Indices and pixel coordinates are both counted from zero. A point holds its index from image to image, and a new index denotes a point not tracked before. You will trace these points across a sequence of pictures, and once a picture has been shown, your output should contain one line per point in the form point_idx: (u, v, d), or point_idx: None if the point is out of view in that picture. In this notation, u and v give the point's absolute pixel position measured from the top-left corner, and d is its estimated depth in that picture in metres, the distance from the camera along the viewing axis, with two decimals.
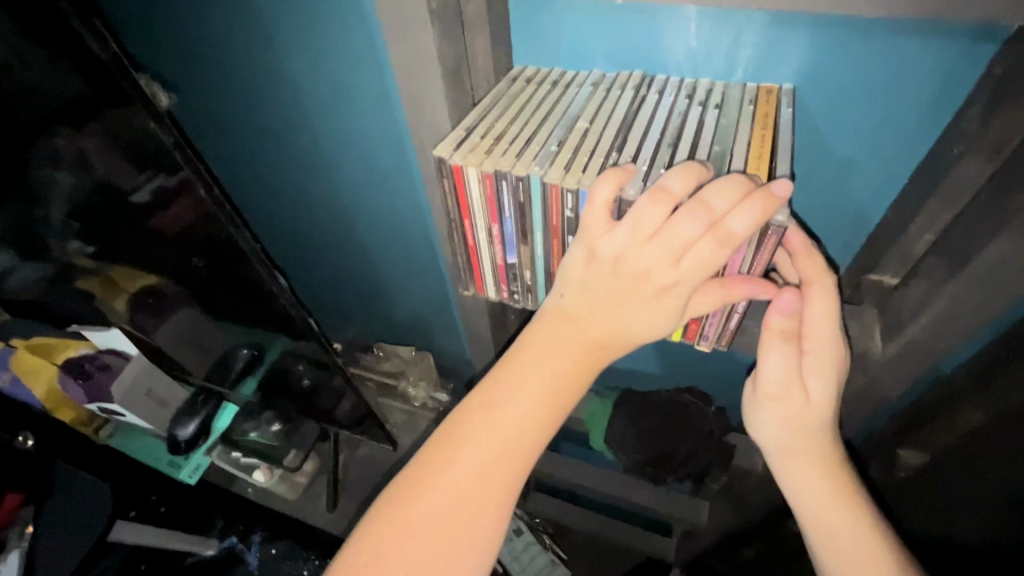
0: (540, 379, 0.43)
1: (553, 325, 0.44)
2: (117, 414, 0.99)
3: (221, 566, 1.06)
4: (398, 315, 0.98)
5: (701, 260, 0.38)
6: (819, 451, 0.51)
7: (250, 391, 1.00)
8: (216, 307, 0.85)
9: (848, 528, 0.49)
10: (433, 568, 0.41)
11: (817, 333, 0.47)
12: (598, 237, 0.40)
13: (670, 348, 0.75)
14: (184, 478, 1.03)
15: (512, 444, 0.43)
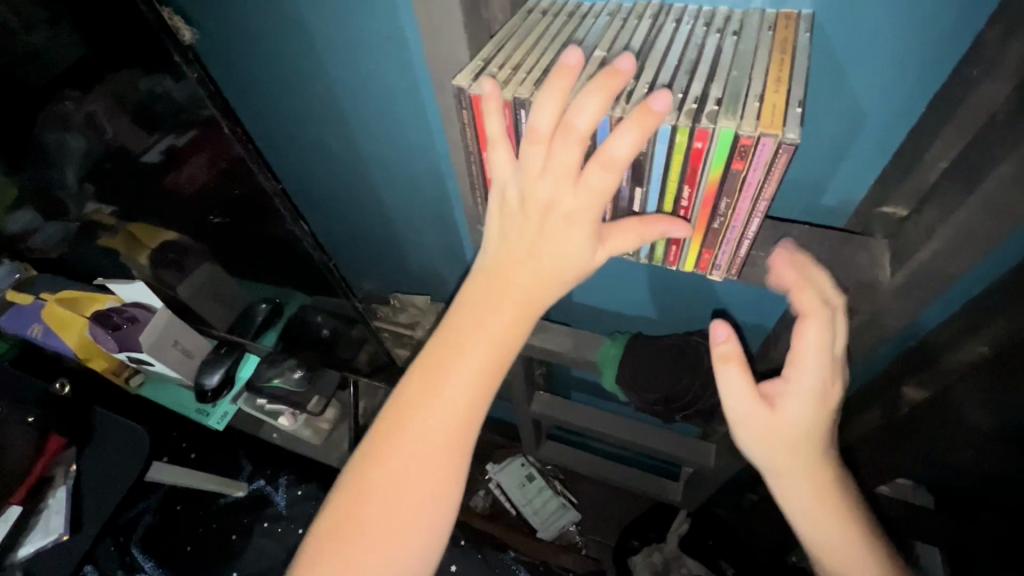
0: (471, 370, 0.49)
1: (478, 287, 0.50)
2: (145, 364, 1.03)
3: (250, 506, 1.14)
4: (414, 266, 1.00)
5: (593, 186, 0.41)
6: (798, 470, 0.50)
7: (270, 343, 1.02)
8: (234, 262, 0.87)
9: (834, 532, 0.51)
10: (404, 509, 0.48)
11: (806, 362, 0.49)
12: (530, 183, 0.44)
13: (685, 292, 0.76)
14: (212, 425, 1.07)
15: (449, 426, 0.49)
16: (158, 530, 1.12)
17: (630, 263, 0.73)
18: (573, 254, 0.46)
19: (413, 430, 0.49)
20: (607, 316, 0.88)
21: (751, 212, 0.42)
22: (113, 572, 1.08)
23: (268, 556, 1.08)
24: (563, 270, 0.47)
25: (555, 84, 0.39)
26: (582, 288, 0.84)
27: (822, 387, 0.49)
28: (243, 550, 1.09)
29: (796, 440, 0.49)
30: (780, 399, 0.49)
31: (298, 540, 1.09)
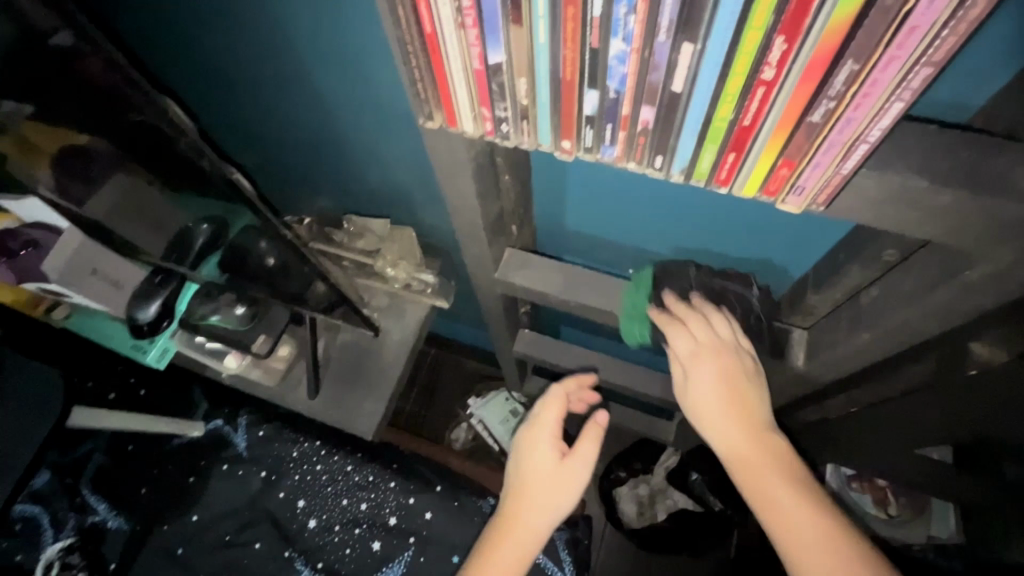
0: (539, 521, 0.65)
1: (523, 473, 0.69)
2: (62, 295, 0.90)
3: (208, 447, 1.04)
4: (372, 183, 0.80)
5: (548, 415, 0.71)
6: (730, 450, 0.57)
7: (212, 271, 0.87)
8: (161, 171, 0.70)
9: (785, 509, 0.52)
10: None
11: (688, 353, 0.58)
12: (519, 451, 0.71)
13: (707, 221, 0.60)
14: (151, 363, 0.94)
15: (523, 549, 0.64)
16: (110, 472, 1.03)
17: (640, 183, 0.56)
18: (563, 469, 0.68)
19: (492, 562, 0.64)
20: (607, 245, 0.72)
21: (890, 92, 0.26)
22: (63, 514, 1.00)
23: (229, 499, 1.00)
24: (577, 464, 0.68)
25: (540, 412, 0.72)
26: (577, 213, 0.67)
27: (726, 365, 0.58)
28: (202, 493, 1.00)
29: (713, 405, 0.58)
30: (694, 372, 0.59)
31: (260, 483, 1.00)
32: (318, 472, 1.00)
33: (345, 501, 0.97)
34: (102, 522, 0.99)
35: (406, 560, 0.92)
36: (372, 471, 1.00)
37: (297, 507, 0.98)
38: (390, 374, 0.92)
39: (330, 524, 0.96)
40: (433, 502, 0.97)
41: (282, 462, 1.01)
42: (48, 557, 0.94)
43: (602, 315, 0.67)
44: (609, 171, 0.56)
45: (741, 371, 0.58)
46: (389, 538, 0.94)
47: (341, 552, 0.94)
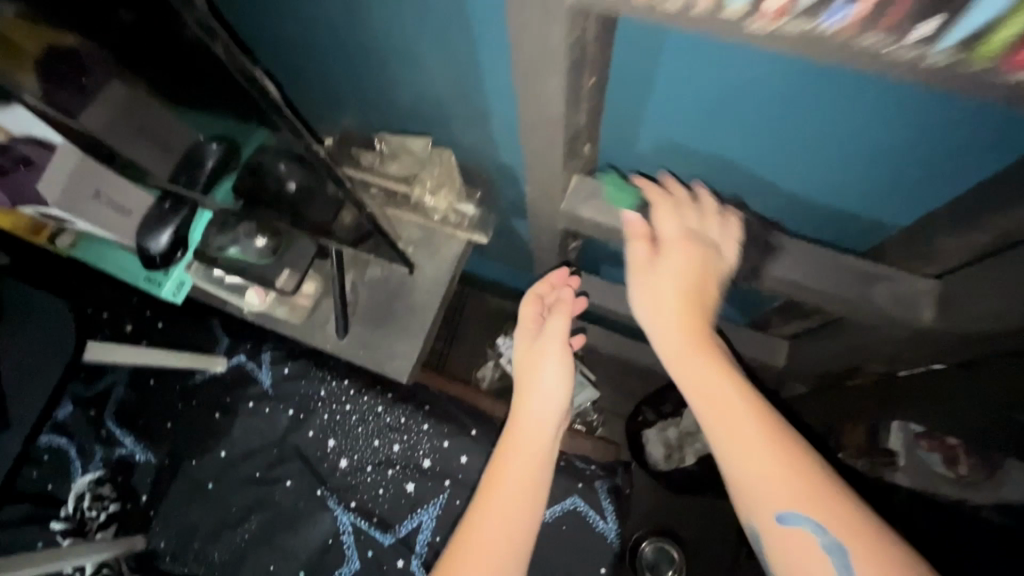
0: (540, 420, 0.65)
1: (523, 379, 0.69)
2: (64, 221, 0.82)
3: (231, 383, 1.00)
4: (406, 101, 0.68)
5: (526, 316, 0.73)
6: (667, 342, 0.55)
7: (226, 198, 0.78)
8: (162, 83, 0.59)
9: (734, 413, 0.49)
10: (504, 514, 0.57)
11: (669, 235, 0.55)
12: (518, 357, 0.72)
13: (842, 132, 0.46)
14: (167, 297, 0.88)
15: (534, 454, 0.63)
16: (134, 405, 1.00)
17: (765, 94, 0.44)
18: (547, 362, 0.68)
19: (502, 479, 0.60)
20: (688, 167, 0.59)
21: None
22: (89, 445, 0.98)
23: (257, 437, 0.97)
24: (556, 349, 0.68)
25: (527, 317, 0.73)
26: (661, 126, 0.53)
27: (690, 250, 0.55)
28: (229, 429, 0.97)
29: (678, 290, 0.55)
30: (662, 254, 0.56)
31: (288, 421, 0.97)
32: (347, 412, 0.96)
33: (377, 442, 0.94)
34: (130, 455, 0.97)
35: (441, 502, 0.91)
36: (403, 412, 0.96)
37: (326, 446, 0.95)
38: (423, 314, 0.85)
39: (362, 465, 0.93)
40: (468, 447, 0.93)
41: (310, 400, 0.97)
42: (80, 488, 0.95)
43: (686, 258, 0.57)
44: (728, 59, 0.41)
45: (705, 270, 0.55)
46: (423, 480, 0.92)
47: (374, 492, 0.92)
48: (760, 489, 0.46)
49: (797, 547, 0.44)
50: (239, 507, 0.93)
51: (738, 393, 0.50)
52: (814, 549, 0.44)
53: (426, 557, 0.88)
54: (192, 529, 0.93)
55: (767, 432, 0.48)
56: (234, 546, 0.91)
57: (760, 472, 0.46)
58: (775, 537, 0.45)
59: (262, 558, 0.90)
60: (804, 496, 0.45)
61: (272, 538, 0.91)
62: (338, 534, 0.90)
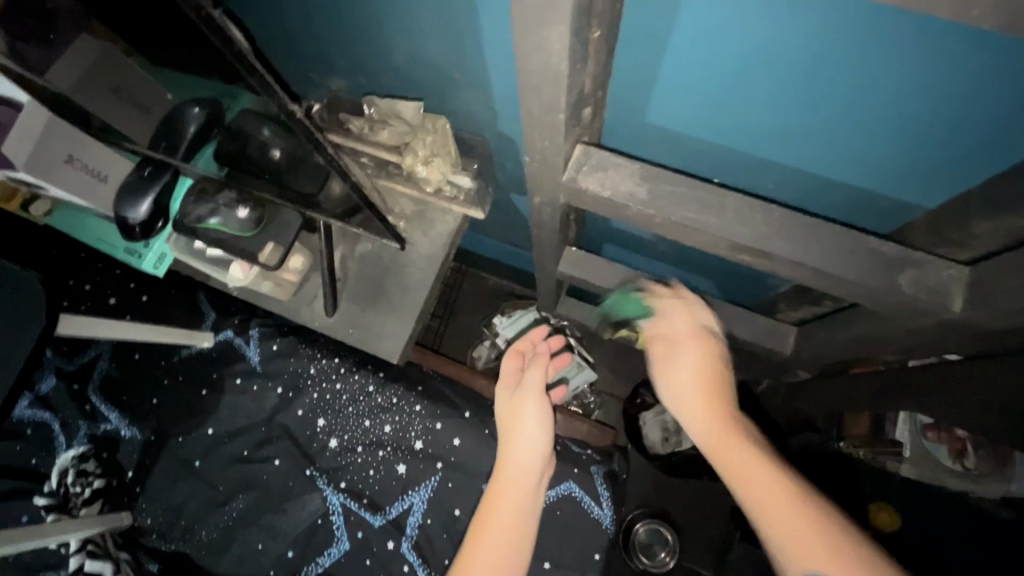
0: (521, 469, 0.67)
1: (507, 427, 0.71)
2: (37, 186, 0.77)
3: (218, 360, 0.97)
4: (395, 62, 0.63)
5: (507, 369, 0.77)
6: (698, 424, 0.62)
7: (208, 165, 0.74)
8: (143, 34, 0.56)
9: (767, 486, 0.53)
10: (501, 563, 0.60)
11: (679, 334, 0.66)
12: (501, 400, 0.73)
13: (867, 85, 0.41)
14: (148, 270, 0.84)
15: (520, 504, 0.65)
16: (118, 380, 0.97)
17: (792, 41, 0.39)
18: (530, 409, 0.70)
19: (494, 525, 0.63)
20: (702, 133, 0.54)
21: None
22: (74, 420, 0.95)
23: (244, 415, 0.94)
24: (534, 398, 0.71)
25: (511, 366, 0.77)
26: (674, 83, 0.49)
27: (706, 348, 0.65)
28: (216, 407, 0.95)
29: (698, 386, 0.63)
30: (677, 345, 0.66)
31: (276, 400, 0.94)
32: (337, 391, 0.93)
33: (367, 422, 0.92)
34: (115, 430, 0.95)
35: (433, 485, 0.89)
36: (395, 392, 0.93)
37: (316, 425, 0.92)
38: (415, 292, 0.82)
39: (352, 445, 0.91)
40: (461, 429, 0.91)
41: (298, 378, 0.95)
42: (63, 464, 0.91)
43: (696, 239, 0.50)
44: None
45: (723, 370, 0.64)
46: (414, 462, 0.90)
47: (364, 473, 0.90)
48: (794, 547, 0.50)
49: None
50: (226, 486, 0.91)
51: (755, 459, 0.56)
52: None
53: (416, 539, 0.87)
54: (179, 507, 0.91)
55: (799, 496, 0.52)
56: (222, 524, 0.89)
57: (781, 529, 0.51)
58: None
59: (251, 537, 0.88)
60: (822, 555, 0.49)
61: (260, 517, 0.89)
62: (327, 515, 0.88)
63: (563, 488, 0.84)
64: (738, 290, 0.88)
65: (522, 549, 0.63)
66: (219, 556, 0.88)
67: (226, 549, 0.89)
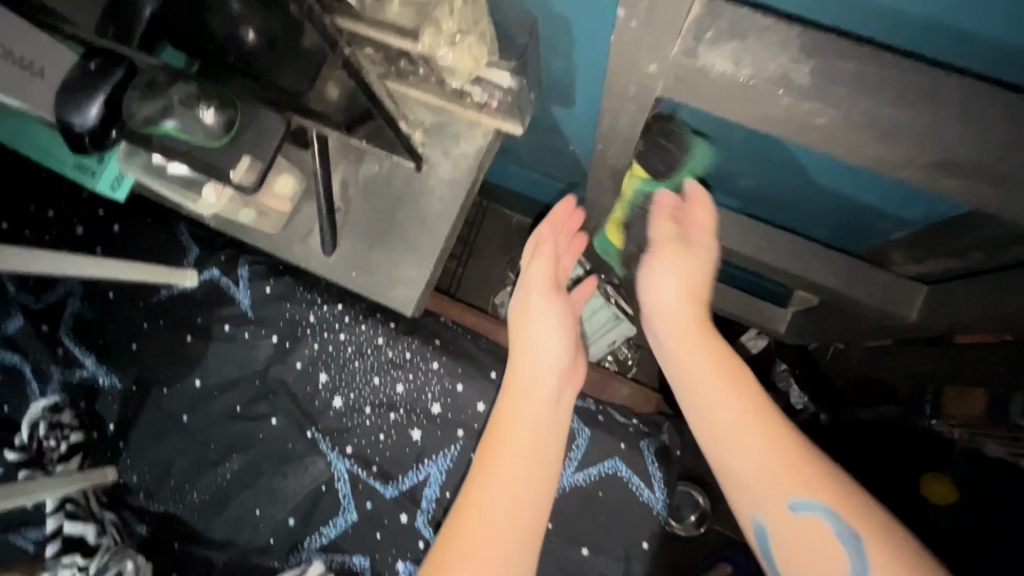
0: (539, 380, 0.60)
1: (517, 350, 0.63)
2: None
3: (204, 302, 0.83)
4: None
5: (531, 268, 0.67)
6: (667, 315, 0.61)
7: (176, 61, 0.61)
8: None
9: (735, 405, 0.53)
10: (519, 506, 0.51)
11: (698, 236, 0.62)
12: (519, 300, 0.66)
13: None
14: (105, 191, 0.68)
15: (541, 433, 0.56)
16: (93, 321, 0.85)
17: None
18: (538, 316, 0.64)
19: (505, 456, 0.54)
20: None
21: None
22: (46, 365, 0.83)
23: (235, 366, 0.81)
24: (538, 300, 0.65)
25: (539, 253, 0.67)
26: None
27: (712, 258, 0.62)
28: (203, 356, 0.82)
29: (700, 278, 0.62)
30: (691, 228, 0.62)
31: (272, 351, 0.81)
32: (341, 343, 0.80)
33: (376, 380, 0.79)
34: (93, 377, 0.84)
35: (453, 455, 0.77)
36: (409, 346, 0.79)
37: (318, 381, 0.80)
38: (434, 227, 0.66)
39: (359, 406, 0.79)
40: (486, 392, 0.78)
41: (296, 327, 0.81)
42: (34, 414, 0.78)
43: (874, 152, 0.34)
44: None
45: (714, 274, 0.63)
46: (432, 428, 0.78)
47: (374, 437, 0.78)
48: (749, 467, 0.50)
49: (809, 535, 0.47)
50: (218, 444, 0.80)
51: (723, 374, 0.55)
52: (827, 539, 0.46)
53: (433, 513, 0.76)
54: (167, 465, 0.81)
55: (761, 415, 0.52)
56: (216, 486, 0.79)
57: (759, 469, 0.50)
58: (782, 521, 0.48)
59: (246, 503, 0.78)
60: (797, 479, 0.49)
61: (256, 481, 0.79)
62: (332, 481, 0.78)
63: (607, 466, 0.74)
64: (835, 233, 0.71)
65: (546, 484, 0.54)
66: (212, 521, 0.79)
67: (219, 513, 0.79)
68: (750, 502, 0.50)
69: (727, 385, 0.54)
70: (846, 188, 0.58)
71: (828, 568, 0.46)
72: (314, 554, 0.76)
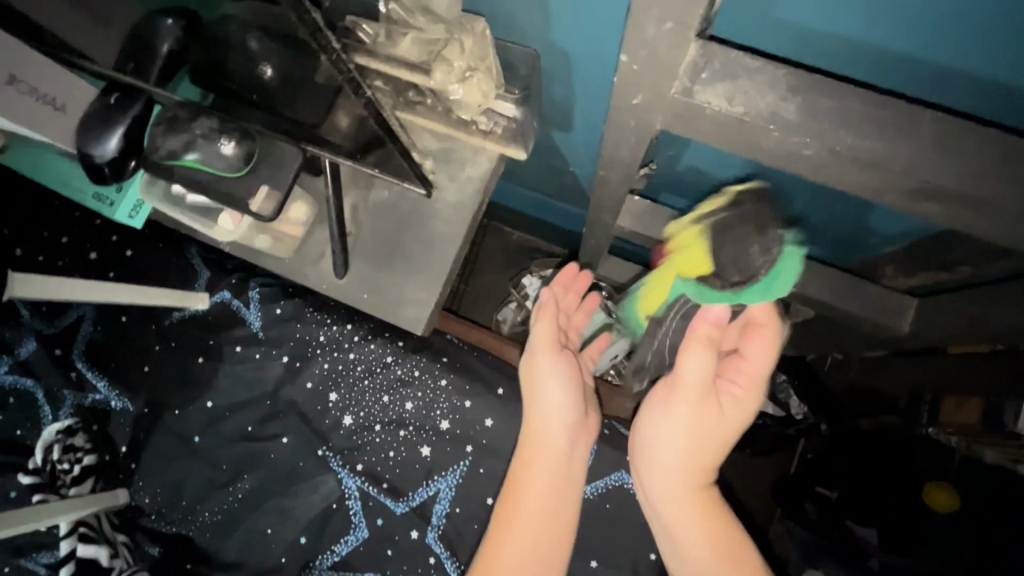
0: (555, 439, 0.62)
1: (535, 403, 0.64)
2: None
3: (216, 324, 0.85)
4: None
5: (540, 328, 0.66)
6: (679, 455, 0.60)
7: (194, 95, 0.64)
8: None
9: (716, 547, 0.60)
10: (532, 557, 0.57)
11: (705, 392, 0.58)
12: (531, 357, 0.65)
13: None
14: (123, 219, 0.71)
15: (554, 486, 0.60)
16: (106, 345, 0.86)
17: None
18: (551, 375, 0.63)
19: (522, 517, 0.58)
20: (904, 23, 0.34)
21: None
22: (58, 390, 0.85)
23: (247, 387, 0.83)
24: (545, 359, 0.64)
25: (546, 313, 0.66)
26: None
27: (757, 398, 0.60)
28: (214, 378, 0.84)
29: (717, 418, 0.59)
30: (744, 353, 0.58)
31: (282, 371, 0.83)
32: (351, 362, 0.82)
33: (386, 398, 0.81)
34: (105, 401, 0.85)
35: (462, 470, 0.78)
36: (417, 364, 0.81)
37: (328, 400, 0.81)
38: (442, 249, 0.68)
39: (369, 423, 0.80)
40: (493, 408, 0.79)
41: (306, 347, 0.83)
42: (46, 439, 0.80)
43: (858, 178, 0.37)
44: None
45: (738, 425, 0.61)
46: (441, 444, 0.79)
47: (384, 455, 0.79)
48: None
49: None
50: (230, 465, 0.81)
51: (704, 515, 0.61)
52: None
53: (444, 529, 0.77)
54: (179, 486, 0.82)
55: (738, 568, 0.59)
56: (227, 506, 0.80)
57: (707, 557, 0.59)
58: None
59: (258, 523, 0.79)
60: None
61: (268, 500, 0.80)
62: (343, 499, 0.79)
63: (613, 478, 0.76)
64: (828, 248, 0.74)
65: (558, 533, 0.59)
66: (224, 542, 0.80)
67: (231, 533, 0.80)
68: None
69: (711, 525, 0.60)
70: (837, 206, 0.61)
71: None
72: (325, 572, 0.77)
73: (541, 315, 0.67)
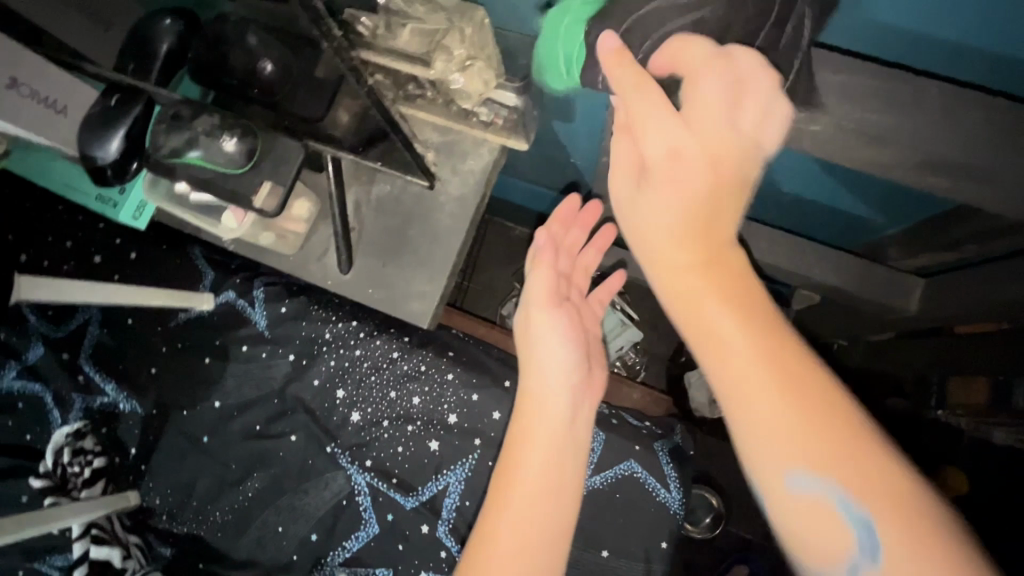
0: (551, 398, 0.59)
1: (530, 362, 0.63)
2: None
3: (221, 324, 0.85)
4: None
5: (534, 283, 0.68)
6: (671, 277, 0.43)
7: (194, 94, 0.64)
8: None
9: (809, 420, 0.37)
10: (537, 523, 0.52)
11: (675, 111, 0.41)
12: (525, 316, 0.67)
13: None
14: (126, 221, 0.71)
15: (556, 452, 0.56)
16: (113, 347, 0.87)
17: None
18: (545, 330, 0.64)
19: (520, 483, 0.54)
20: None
21: None
22: (67, 393, 0.85)
23: (254, 385, 0.83)
24: (539, 313, 0.65)
25: (540, 268, 0.68)
26: None
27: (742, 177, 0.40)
28: (221, 377, 0.84)
29: (703, 215, 0.41)
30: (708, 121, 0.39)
31: (289, 369, 0.83)
32: (357, 358, 0.82)
33: (393, 393, 0.81)
34: (113, 403, 0.85)
35: (471, 463, 0.78)
36: (423, 359, 0.81)
37: (335, 397, 0.81)
38: (446, 241, 0.68)
39: (377, 419, 0.80)
40: (500, 401, 0.79)
41: (312, 344, 0.83)
42: (57, 441, 0.81)
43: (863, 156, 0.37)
44: None
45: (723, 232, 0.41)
46: (449, 438, 0.79)
47: (392, 450, 0.80)
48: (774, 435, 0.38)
49: None
50: (239, 464, 0.81)
51: (801, 363, 0.38)
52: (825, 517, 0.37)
53: (454, 522, 0.77)
54: (190, 486, 0.82)
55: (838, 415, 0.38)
56: (237, 505, 0.81)
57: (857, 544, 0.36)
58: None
59: (268, 521, 0.80)
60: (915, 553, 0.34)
61: (279, 498, 0.80)
62: (353, 495, 0.79)
63: (622, 468, 0.76)
64: (833, 231, 0.73)
65: (568, 505, 0.54)
66: (235, 540, 0.80)
67: (243, 532, 0.80)
68: (765, 461, 0.38)
69: (783, 366, 0.38)
70: (843, 188, 0.61)
71: (829, 549, 0.38)
72: (337, 568, 0.78)
73: (535, 272, 0.69)
